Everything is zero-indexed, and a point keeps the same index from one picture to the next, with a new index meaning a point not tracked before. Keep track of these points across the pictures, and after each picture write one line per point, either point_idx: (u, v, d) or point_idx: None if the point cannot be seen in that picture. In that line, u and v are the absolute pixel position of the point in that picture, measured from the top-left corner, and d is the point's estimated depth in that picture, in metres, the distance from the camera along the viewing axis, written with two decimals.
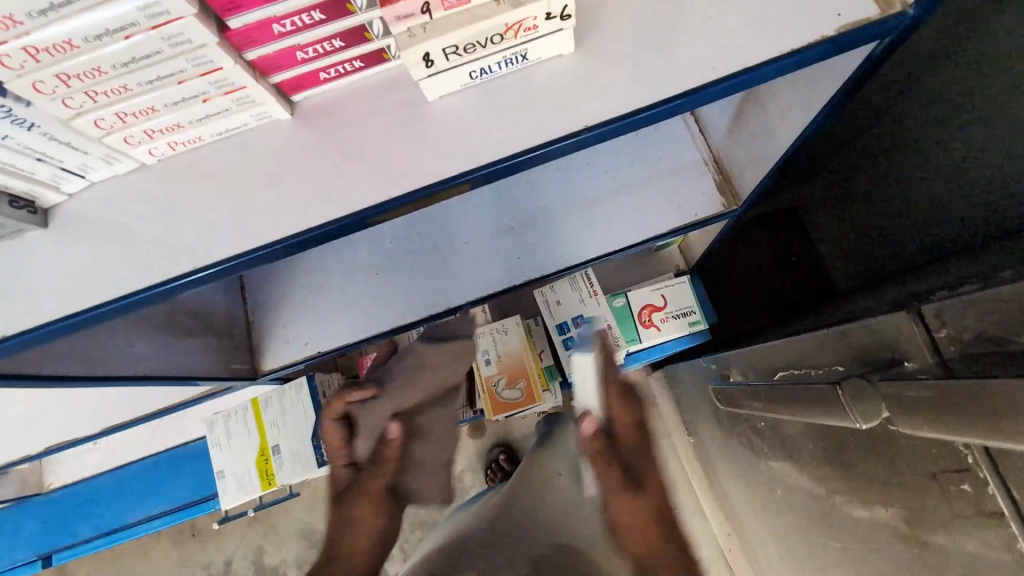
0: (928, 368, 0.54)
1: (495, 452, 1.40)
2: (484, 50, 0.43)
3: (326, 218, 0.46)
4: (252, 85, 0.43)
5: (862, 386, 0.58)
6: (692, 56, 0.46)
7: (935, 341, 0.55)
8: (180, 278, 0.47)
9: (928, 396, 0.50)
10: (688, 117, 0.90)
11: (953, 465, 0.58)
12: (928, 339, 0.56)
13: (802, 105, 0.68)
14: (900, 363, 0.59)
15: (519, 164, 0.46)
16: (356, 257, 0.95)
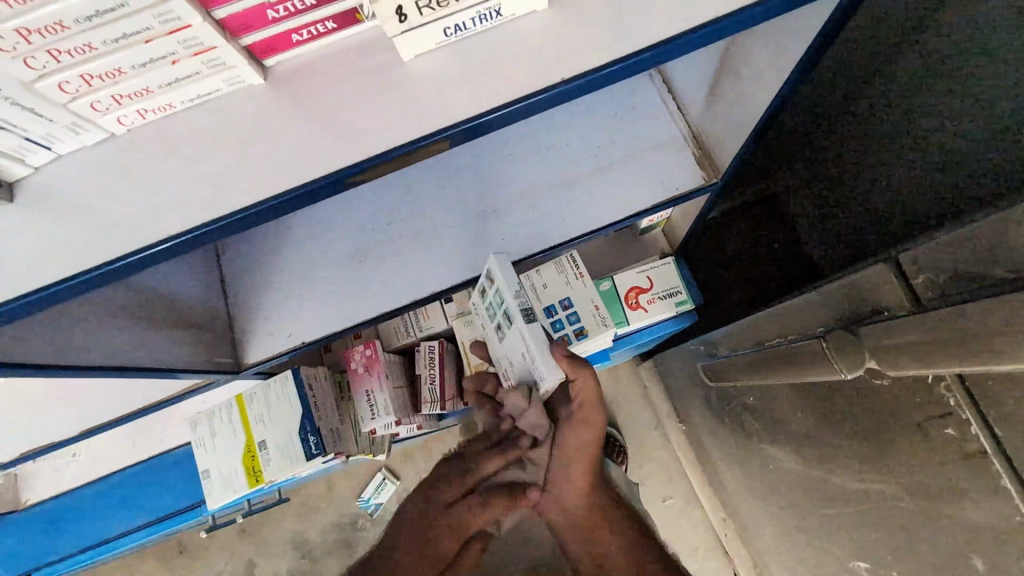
0: (905, 313, 0.56)
1: None
2: (457, 5, 0.42)
3: (306, 179, 0.46)
4: (222, 46, 0.42)
5: (847, 337, 0.59)
6: (667, 8, 0.47)
7: (913, 287, 0.56)
8: (158, 246, 0.46)
9: (915, 336, 0.51)
10: (663, 91, 0.91)
11: (936, 412, 0.59)
12: (906, 286, 0.56)
13: (775, 69, 0.69)
14: (882, 313, 0.60)
15: (506, 115, 0.45)
16: (337, 245, 0.94)
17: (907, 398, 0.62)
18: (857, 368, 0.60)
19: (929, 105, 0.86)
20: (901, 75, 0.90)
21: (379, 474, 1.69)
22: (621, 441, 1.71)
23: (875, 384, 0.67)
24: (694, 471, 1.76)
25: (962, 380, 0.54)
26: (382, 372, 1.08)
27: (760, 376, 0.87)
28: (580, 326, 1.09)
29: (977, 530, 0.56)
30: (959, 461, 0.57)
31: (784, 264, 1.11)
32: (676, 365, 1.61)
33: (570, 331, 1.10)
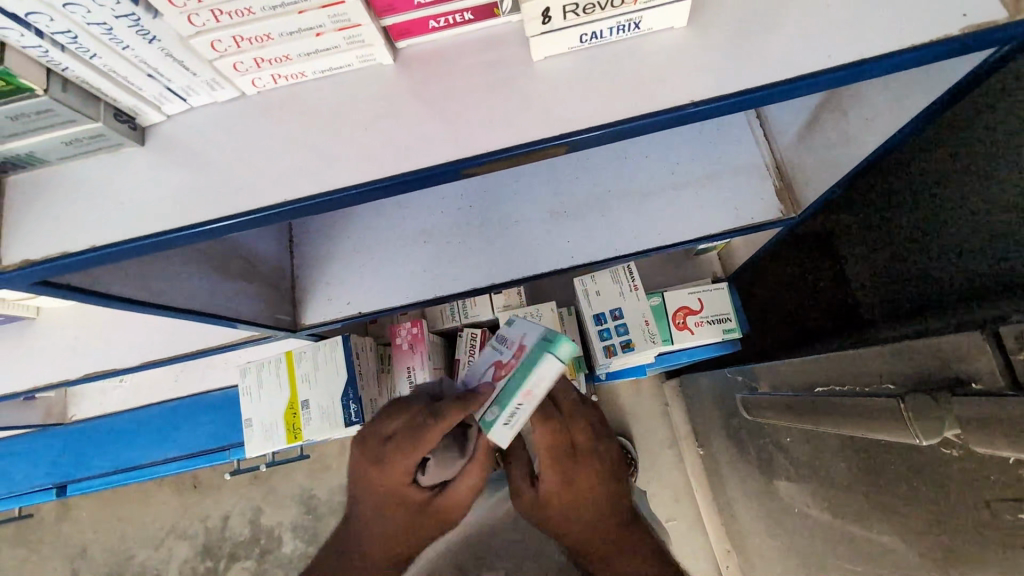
0: (1000, 389, 0.54)
1: None
2: (601, 13, 0.42)
3: (411, 167, 0.46)
4: (366, 24, 0.43)
5: (925, 403, 0.57)
6: (806, 41, 0.45)
7: (1012, 364, 0.53)
8: (268, 209, 0.47)
9: (1013, 416, 0.49)
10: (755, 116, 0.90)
11: (1013, 494, 0.55)
12: (1005, 362, 0.54)
13: (891, 117, 0.67)
14: (969, 384, 0.58)
15: (602, 135, 0.45)
16: (405, 224, 0.96)
17: (986, 474, 0.58)
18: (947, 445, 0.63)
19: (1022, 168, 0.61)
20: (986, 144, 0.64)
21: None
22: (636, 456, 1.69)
23: (941, 453, 0.65)
24: (704, 498, 1.73)
25: None
26: (424, 351, 1.10)
27: (803, 419, 0.86)
28: (627, 338, 1.08)
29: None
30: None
31: (832, 317, 0.98)
32: (705, 391, 1.59)
33: (616, 341, 1.09)
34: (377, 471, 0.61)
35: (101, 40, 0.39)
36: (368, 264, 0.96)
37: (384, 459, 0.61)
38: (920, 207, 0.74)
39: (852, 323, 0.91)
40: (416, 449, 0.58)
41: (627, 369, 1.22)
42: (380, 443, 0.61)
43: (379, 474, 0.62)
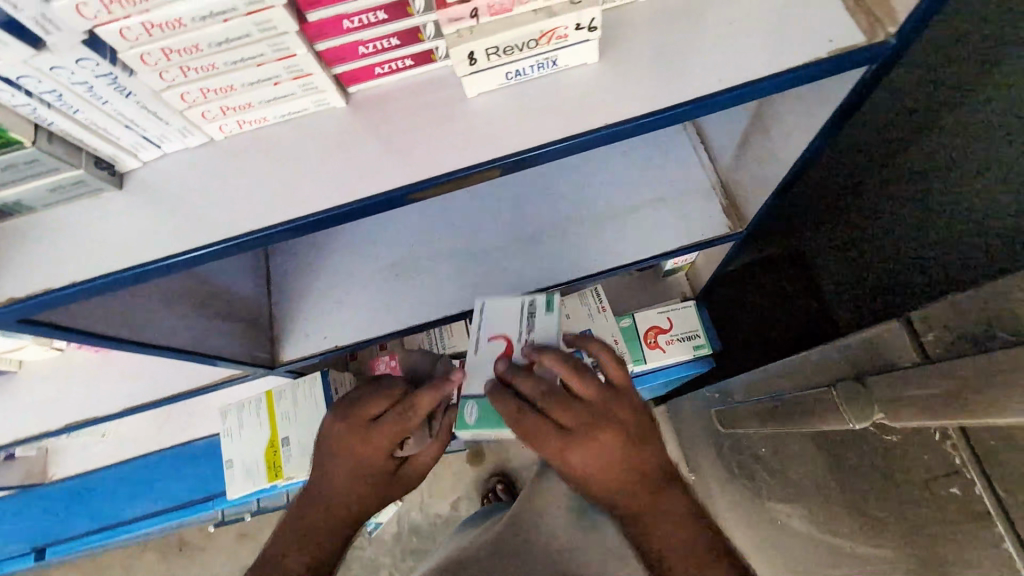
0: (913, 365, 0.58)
1: (493, 482, 1.74)
2: (521, 54, 0.49)
3: (366, 195, 0.52)
4: (317, 73, 0.49)
5: (853, 388, 0.61)
6: (703, 69, 0.52)
7: (923, 344, 0.58)
8: (235, 239, 0.52)
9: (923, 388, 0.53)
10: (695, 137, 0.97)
11: (940, 470, 0.58)
12: (917, 342, 0.59)
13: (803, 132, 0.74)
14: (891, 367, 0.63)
15: (531, 157, 0.51)
16: (377, 258, 1.01)
17: (920, 456, 0.60)
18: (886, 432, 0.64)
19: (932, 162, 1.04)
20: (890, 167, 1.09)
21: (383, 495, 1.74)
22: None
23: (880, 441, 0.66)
24: None
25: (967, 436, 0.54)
26: None
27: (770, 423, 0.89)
28: None
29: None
30: (957, 520, 0.55)
31: (807, 330, 1.16)
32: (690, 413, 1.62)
33: None
34: (363, 447, 0.67)
35: (83, 97, 0.44)
36: (344, 299, 1.00)
37: (369, 436, 0.67)
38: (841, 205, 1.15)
39: (915, 302, 1.00)
40: (399, 425, 0.67)
41: None
42: (364, 423, 0.68)
43: (364, 447, 0.67)
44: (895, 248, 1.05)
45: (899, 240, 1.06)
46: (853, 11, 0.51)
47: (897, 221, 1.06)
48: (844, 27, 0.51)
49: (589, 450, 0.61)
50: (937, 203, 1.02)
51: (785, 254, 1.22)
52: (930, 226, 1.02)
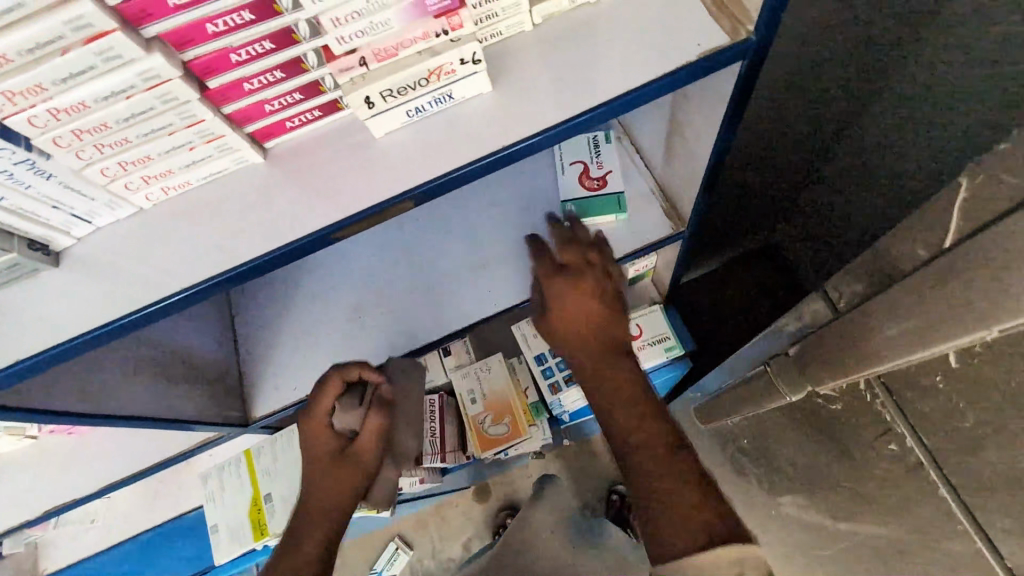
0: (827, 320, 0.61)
1: (501, 516, 1.71)
2: (415, 92, 0.53)
3: (290, 239, 0.55)
4: (229, 134, 0.52)
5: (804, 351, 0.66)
6: (590, 85, 0.56)
7: (831, 298, 0.61)
8: (166, 299, 0.54)
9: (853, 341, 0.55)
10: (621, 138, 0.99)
11: (878, 429, 0.59)
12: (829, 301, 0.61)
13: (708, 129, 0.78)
14: (813, 329, 0.64)
15: (440, 184, 0.55)
16: (338, 301, 1.03)
17: (856, 414, 0.62)
18: (785, 395, 0.72)
19: (842, 77, 0.92)
20: (768, 144, 1.05)
21: (391, 544, 1.74)
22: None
23: (826, 408, 0.68)
24: None
25: (889, 387, 0.55)
26: None
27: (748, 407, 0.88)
28: (569, 372, 1.16)
29: (917, 541, 0.57)
30: (895, 474, 0.58)
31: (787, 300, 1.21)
32: None
33: (560, 377, 1.16)
34: (313, 434, 0.81)
35: (5, 184, 0.46)
36: (309, 347, 1.01)
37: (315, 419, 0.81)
38: (781, 192, 1.13)
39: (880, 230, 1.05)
40: (329, 393, 0.80)
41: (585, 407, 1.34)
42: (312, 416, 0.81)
43: (313, 436, 0.82)
44: (896, 164, 0.98)
45: (870, 188, 1.04)
46: (717, 16, 0.56)
47: (860, 175, 1.04)
48: (708, 31, 0.55)
49: (573, 295, 0.75)
50: (800, 153, 1.05)
51: (735, 245, 1.27)
52: (952, 112, 0.87)
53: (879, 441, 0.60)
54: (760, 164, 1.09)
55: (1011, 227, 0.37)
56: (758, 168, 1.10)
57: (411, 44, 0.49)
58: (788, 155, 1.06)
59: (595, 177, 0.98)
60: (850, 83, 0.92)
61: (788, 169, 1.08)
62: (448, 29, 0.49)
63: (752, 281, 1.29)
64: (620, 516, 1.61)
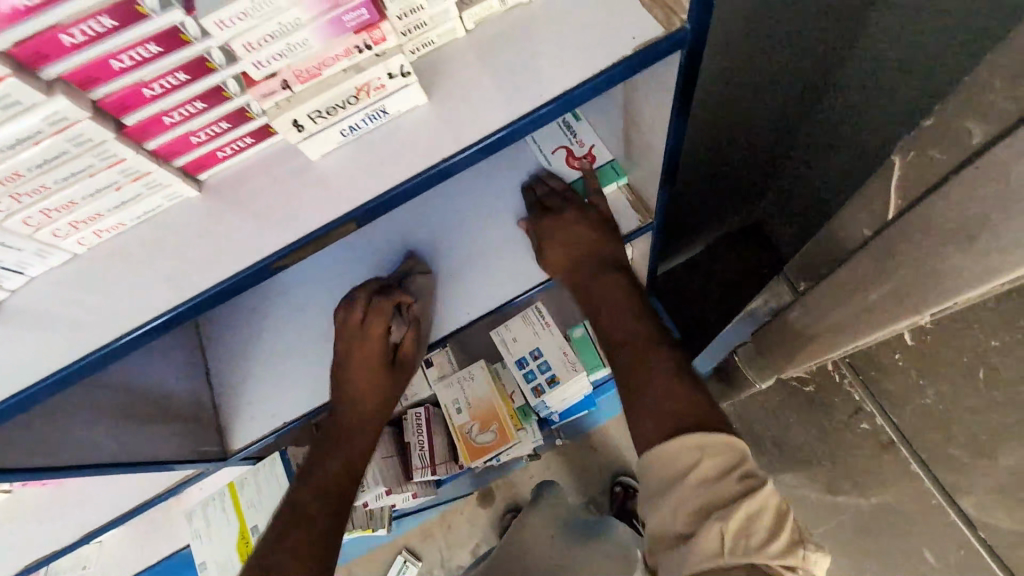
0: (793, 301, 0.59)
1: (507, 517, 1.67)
2: (346, 110, 0.51)
3: (228, 272, 0.54)
4: (156, 170, 0.50)
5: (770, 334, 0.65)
6: (527, 88, 0.55)
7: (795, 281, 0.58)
8: (102, 346, 0.52)
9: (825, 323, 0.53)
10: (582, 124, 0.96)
11: (849, 410, 0.59)
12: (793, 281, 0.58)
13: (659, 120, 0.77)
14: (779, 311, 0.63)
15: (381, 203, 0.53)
16: (309, 325, 1.01)
17: (829, 396, 0.62)
18: (756, 382, 0.75)
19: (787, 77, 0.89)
20: (733, 143, 1.04)
21: (399, 556, 1.69)
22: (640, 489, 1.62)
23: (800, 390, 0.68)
24: None
25: (857, 370, 0.55)
26: None
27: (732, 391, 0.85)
28: (551, 374, 1.14)
29: (912, 513, 0.55)
30: (872, 452, 0.58)
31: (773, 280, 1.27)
32: None
33: (542, 379, 1.14)
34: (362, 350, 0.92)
35: None
36: (283, 373, 0.99)
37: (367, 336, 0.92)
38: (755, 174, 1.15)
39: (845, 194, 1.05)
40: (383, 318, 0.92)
41: (575, 405, 1.32)
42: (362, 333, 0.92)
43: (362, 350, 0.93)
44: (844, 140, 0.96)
45: (829, 160, 1.02)
46: (649, 8, 0.55)
47: (817, 146, 1.02)
48: (641, 24, 0.54)
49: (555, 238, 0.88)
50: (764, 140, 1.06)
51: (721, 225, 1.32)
52: (891, 87, 0.81)
53: (852, 422, 0.60)
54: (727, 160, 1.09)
55: (949, 194, 0.36)
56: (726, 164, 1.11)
57: (334, 63, 0.48)
58: (752, 144, 1.06)
59: (582, 157, 0.94)
60: (796, 79, 0.90)
61: (755, 155, 1.09)
62: (371, 44, 0.48)
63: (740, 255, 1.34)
64: (623, 508, 1.60)
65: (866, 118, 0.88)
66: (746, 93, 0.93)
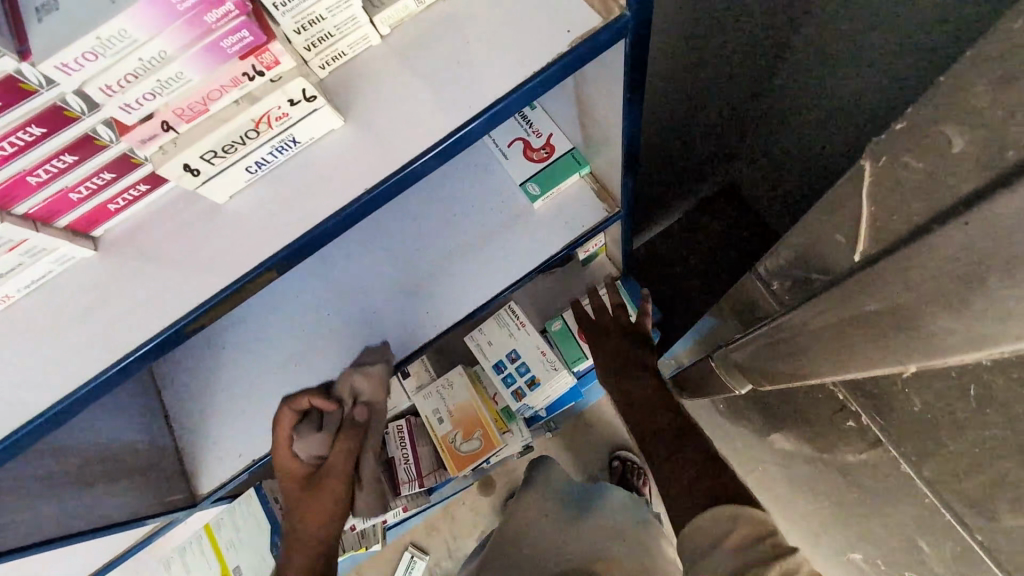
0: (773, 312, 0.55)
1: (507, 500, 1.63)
2: (247, 145, 0.45)
3: (134, 344, 0.48)
4: (34, 236, 0.44)
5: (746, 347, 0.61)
6: (455, 98, 0.49)
7: (772, 289, 0.54)
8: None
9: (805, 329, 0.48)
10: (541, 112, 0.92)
11: (834, 406, 0.56)
12: (766, 288, 0.55)
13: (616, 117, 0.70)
14: (761, 317, 0.59)
15: (298, 246, 0.47)
16: (269, 355, 0.95)
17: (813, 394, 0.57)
18: (737, 388, 0.72)
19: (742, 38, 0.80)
20: (693, 109, 0.96)
21: (406, 553, 1.64)
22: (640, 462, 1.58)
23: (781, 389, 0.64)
24: None
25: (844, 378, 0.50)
26: None
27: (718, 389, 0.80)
28: (530, 376, 1.10)
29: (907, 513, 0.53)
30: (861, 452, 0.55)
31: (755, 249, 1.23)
32: None
33: (522, 383, 1.10)
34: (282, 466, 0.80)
35: None
36: (247, 409, 0.93)
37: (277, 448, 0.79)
38: (726, 135, 1.06)
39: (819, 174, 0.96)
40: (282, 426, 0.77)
41: (560, 399, 1.28)
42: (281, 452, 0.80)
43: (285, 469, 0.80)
44: (812, 111, 0.87)
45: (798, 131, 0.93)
46: None
47: (785, 114, 0.93)
48: (577, 15, 0.48)
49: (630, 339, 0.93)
50: (731, 102, 0.96)
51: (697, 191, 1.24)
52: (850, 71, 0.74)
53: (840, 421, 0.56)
54: (692, 126, 1.01)
55: (934, 205, 0.32)
56: (691, 132, 1.03)
57: (222, 94, 0.41)
58: (717, 109, 0.98)
59: (541, 148, 0.93)
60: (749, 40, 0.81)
61: (722, 120, 1.01)
62: (262, 69, 0.41)
63: (719, 224, 1.27)
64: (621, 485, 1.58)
65: (834, 85, 0.79)
66: (703, 73, 0.87)
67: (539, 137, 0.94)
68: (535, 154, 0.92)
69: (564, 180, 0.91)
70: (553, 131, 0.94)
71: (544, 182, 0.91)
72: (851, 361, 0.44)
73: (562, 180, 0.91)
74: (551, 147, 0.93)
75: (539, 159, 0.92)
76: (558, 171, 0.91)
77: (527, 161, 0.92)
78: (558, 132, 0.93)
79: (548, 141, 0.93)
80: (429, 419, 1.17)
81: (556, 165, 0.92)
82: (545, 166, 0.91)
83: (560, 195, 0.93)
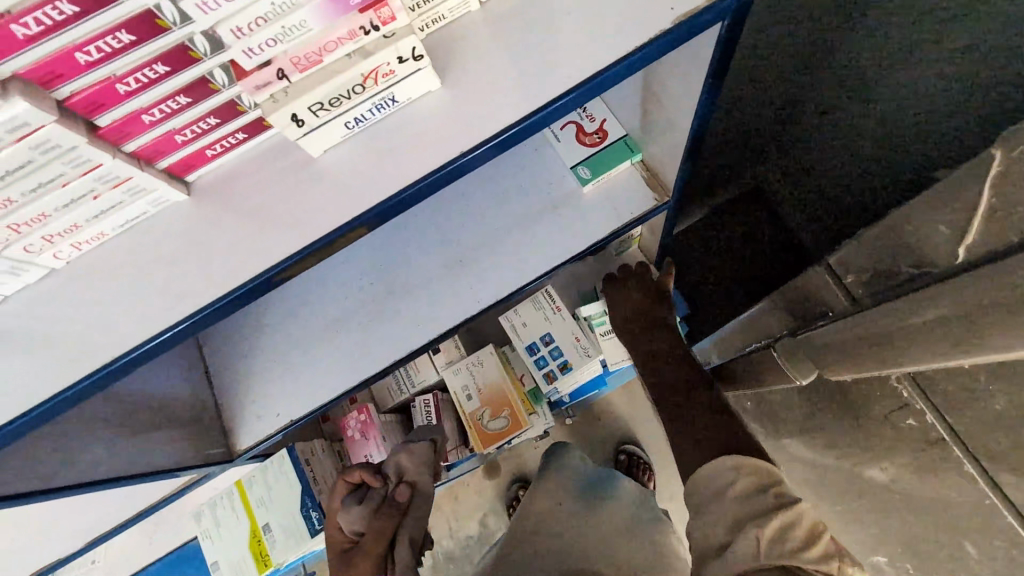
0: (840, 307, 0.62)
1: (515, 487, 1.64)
2: (352, 100, 0.45)
3: (220, 290, 0.48)
4: (138, 174, 0.44)
5: (793, 345, 0.64)
6: (550, 68, 0.49)
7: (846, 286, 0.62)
8: (90, 372, 0.47)
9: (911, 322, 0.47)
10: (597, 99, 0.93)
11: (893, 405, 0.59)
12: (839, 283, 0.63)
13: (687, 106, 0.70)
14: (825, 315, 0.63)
15: (387, 207, 0.48)
16: (310, 320, 0.97)
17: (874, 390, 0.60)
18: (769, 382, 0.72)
19: None
20: None
21: None
22: (648, 458, 1.58)
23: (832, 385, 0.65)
24: None
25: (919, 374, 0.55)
26: (377, 436, 1.07)
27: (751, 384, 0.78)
28: (563, 360, 1.10)
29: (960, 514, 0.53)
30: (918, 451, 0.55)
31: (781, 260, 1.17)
32: None
33: (554, 365, 1.11)
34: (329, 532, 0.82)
35: None
36: (287, 370, 0.94)
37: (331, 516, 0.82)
38: None
39: None
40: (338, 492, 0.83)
41: (585, 386, 1.28)
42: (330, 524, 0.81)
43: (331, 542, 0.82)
44: None
45: None
46: None
47: None
48: None
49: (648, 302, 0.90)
50: None
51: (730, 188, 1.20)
52: None
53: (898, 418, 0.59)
54: None
55: None
56: None
57: (337, 46, 0.41)
58: None
59: (593, 133, 0.93)
60: None
61: None
62: (379, 24, 0.41)
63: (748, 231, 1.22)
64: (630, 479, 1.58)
65: None
66: None
67: (592, 122, 0.94)
68: (587, 139, 0.93)
69: (615, 166, 0.91)
70: (607, 119, 0.94)
71: (596, 166, 0.91)
72: (940, 353, 0.46)
73: (614, 165, 0.91)
74: (603, 132, 0.93)
75: (592, 143, 0.93)
76: (610, 157, 0.91)
77: (578, 146, 0.93)
78: (611, 120, 0.93)
79: (600, 127, 0.93)
80: (457, 394, 1.18)
81: (608, 150, 0.92)
82: (597, 150, 0.92)
83: (610, 180, 0.93)
